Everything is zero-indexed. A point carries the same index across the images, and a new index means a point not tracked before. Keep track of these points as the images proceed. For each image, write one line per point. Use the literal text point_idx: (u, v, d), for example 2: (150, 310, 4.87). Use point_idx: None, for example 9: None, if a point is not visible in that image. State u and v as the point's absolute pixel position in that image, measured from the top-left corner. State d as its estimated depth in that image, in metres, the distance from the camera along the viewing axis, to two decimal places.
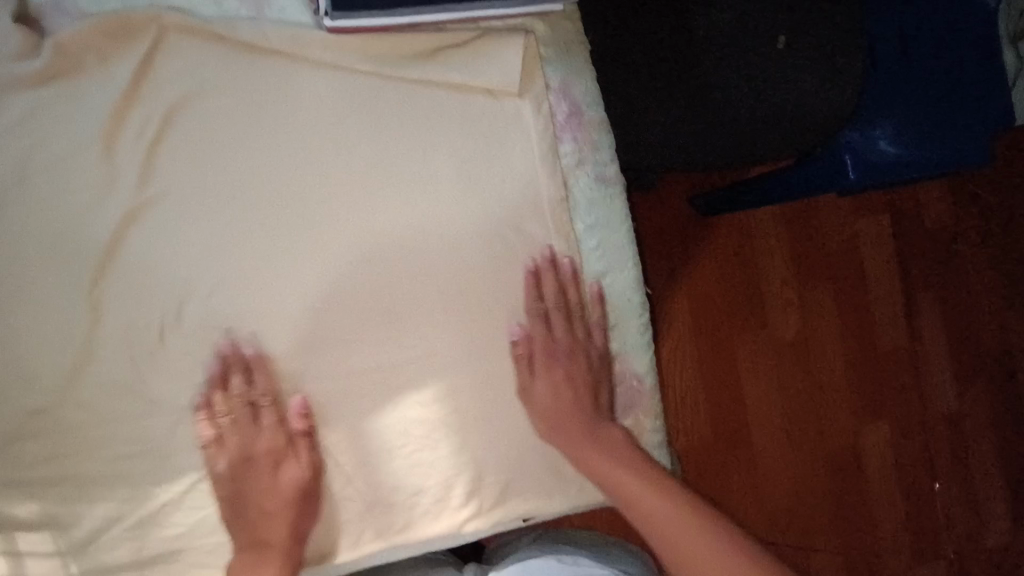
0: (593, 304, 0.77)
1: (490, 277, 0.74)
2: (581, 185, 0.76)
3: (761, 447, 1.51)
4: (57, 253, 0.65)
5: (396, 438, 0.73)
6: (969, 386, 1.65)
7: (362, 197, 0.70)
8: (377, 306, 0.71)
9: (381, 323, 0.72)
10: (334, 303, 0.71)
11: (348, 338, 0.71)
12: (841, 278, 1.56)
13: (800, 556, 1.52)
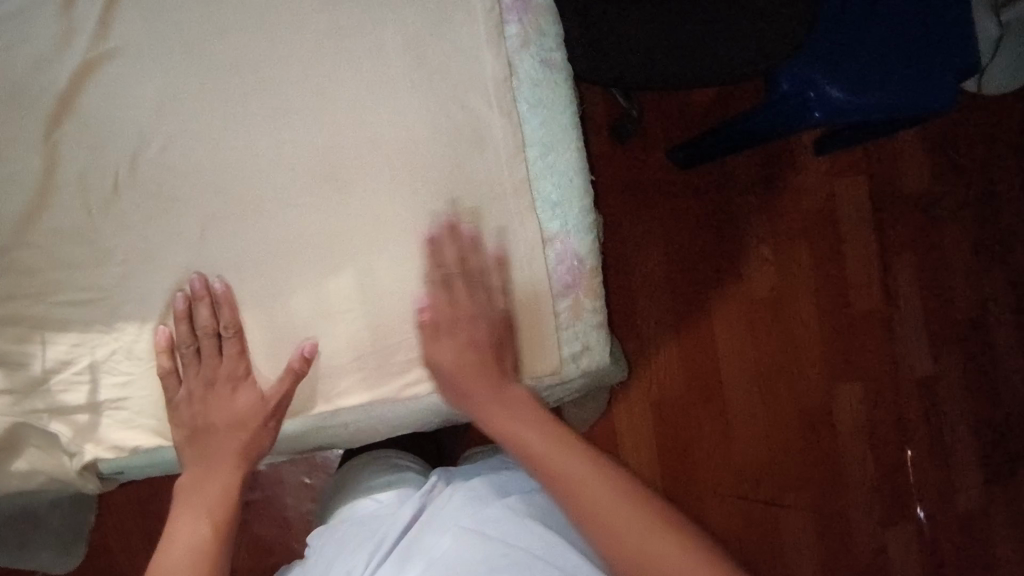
0: (534, 181, 0.79)
1: (434, 151, 0.76)
2: (526, 65, 0.79)
3: (727, 402, 1.52)
4: (15, 99, 0.68)
5: (338, 303, 0.75)
6: (943, 352, 1.65)
7: (313, 65, 0.74)
8: (323, 181, 0.74)
9: (328, 209, 0.75)
10: (281, 181, 0.74)
11: (291, 209, 0.74)
12: (817, 237, 1.56)
13: (760, 510, 1.53)
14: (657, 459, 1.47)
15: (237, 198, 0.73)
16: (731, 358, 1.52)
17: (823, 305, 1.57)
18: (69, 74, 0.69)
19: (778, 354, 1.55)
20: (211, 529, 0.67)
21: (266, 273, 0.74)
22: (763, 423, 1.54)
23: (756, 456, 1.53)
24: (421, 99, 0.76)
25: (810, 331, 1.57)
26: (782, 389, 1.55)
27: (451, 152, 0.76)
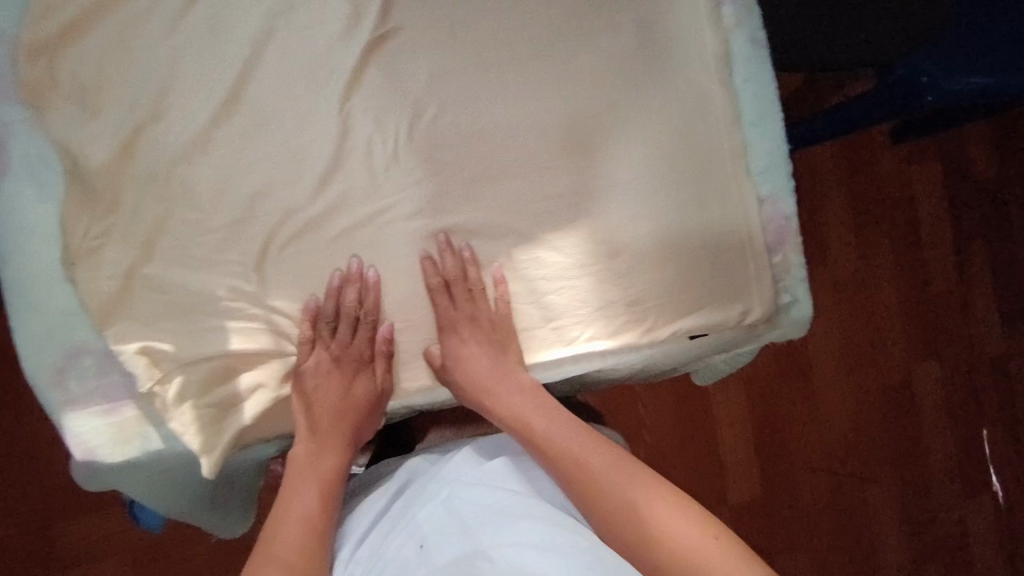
0: (747, 147, 0.88)
1: (663, 121, 0.85)
2: (739, 43, 0.88)
3: (818, 385, 1.59)
4: (309, 74, 0.77)
5: (569, 258, 0.84)
6: (1013, 331, 1.73)
7: (558, 45, 0.83)
8: (560, 150, 0.83)
9: (563, 180, 0.83)
10: (522, 152, 0.82)
11: (530, 176, 0.83)
12: (896, 224, 1.65)
13: (851, 485, 1.61)
14: (751, 436, 1.54)
15: (493, 163, 0.82)
16: (818, 338, 1.60)
17: (900, 286, 1.65)
18: (358, 48, 0.78)
19: (861, 334, 1.62)
20: (275, 513, 0.72)
21: (522, 231, 0.83)
22: (849, 400, 1.61)
23: (845, 436, 1.61)
24: (652, 75, 0.84)
25: (893, 313, 1.64)
26: (865, 368, 1.62)
27: (677, 122, 0.85)
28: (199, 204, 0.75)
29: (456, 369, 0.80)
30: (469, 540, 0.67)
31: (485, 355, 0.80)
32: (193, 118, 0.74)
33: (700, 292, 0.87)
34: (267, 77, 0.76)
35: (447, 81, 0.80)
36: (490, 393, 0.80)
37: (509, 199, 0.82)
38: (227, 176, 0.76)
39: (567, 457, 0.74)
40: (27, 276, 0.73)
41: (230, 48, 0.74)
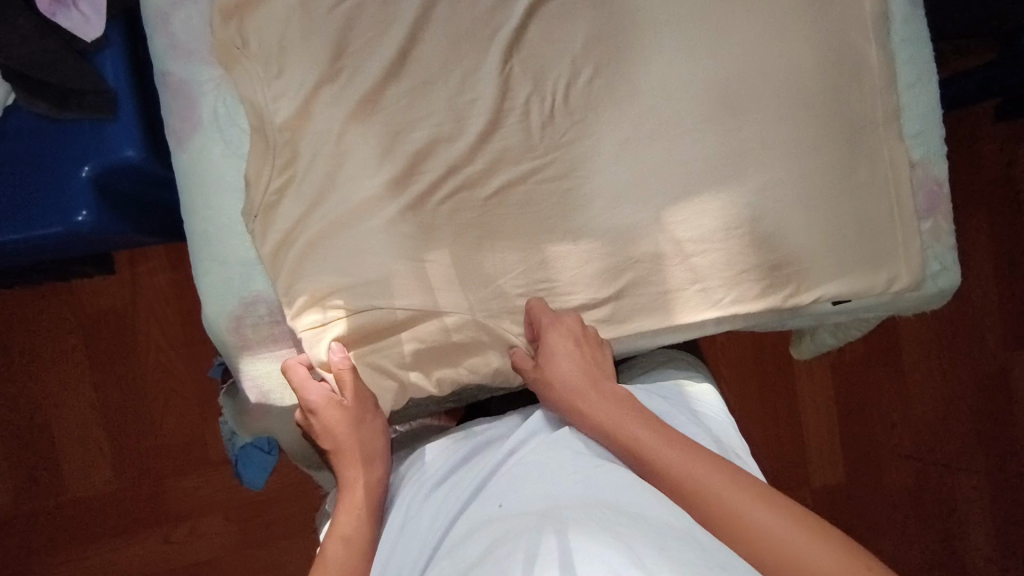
0: (902, 109, 0.87)
1: (819, 81, 0.84)
2: (897, 3, 0.87)
3: (909, 369, 1.53)
4: (475, 35, 0.80)
5: (718, 222, 0.83)
6: None
7: (714, 5, 0.84)
8: (711, 110, 0.83)
9: (712, 141, 0.83)
10: (673, 111, 0.83)
11: (679, 136, 0.83)
12: (995, 203, 1.52)
13: (935, 474, 1.54)
14: (837, 421, 1.51)
15: (646, 122, 0.83)
16: (909, 326, 1.53)
17: (1002, 270, 1.53)
18: (520, 12, 0.81)
19: (955, 321, 1.54)
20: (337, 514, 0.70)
21: (672, 193, 0.83)
22: (939, 388, 1.54)
23: (932, 427, 1.54)
24: (810, 34, 0.84)
25: (990, 299, 1.54)
26: (959, 356, 1.54)
27: (834, 82, 0.84)
28: (365, 158, 0.77)
29: (555, 374, 0.74)
30: (516, 515, 0.56)
31: (576, 370, 0.74)
32: (367, 74, 0.77)
33: (848, 258, 0.85)
34: (435, 37, 0.79)
35: (603, 40, 0.83)
36: (574, 404, 0.72)
37: (659, 158, 0.83)
38: (395, 129, 0.78)
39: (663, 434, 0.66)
40: (212, 228, 0.77)
41: (405, 8, 0.78)
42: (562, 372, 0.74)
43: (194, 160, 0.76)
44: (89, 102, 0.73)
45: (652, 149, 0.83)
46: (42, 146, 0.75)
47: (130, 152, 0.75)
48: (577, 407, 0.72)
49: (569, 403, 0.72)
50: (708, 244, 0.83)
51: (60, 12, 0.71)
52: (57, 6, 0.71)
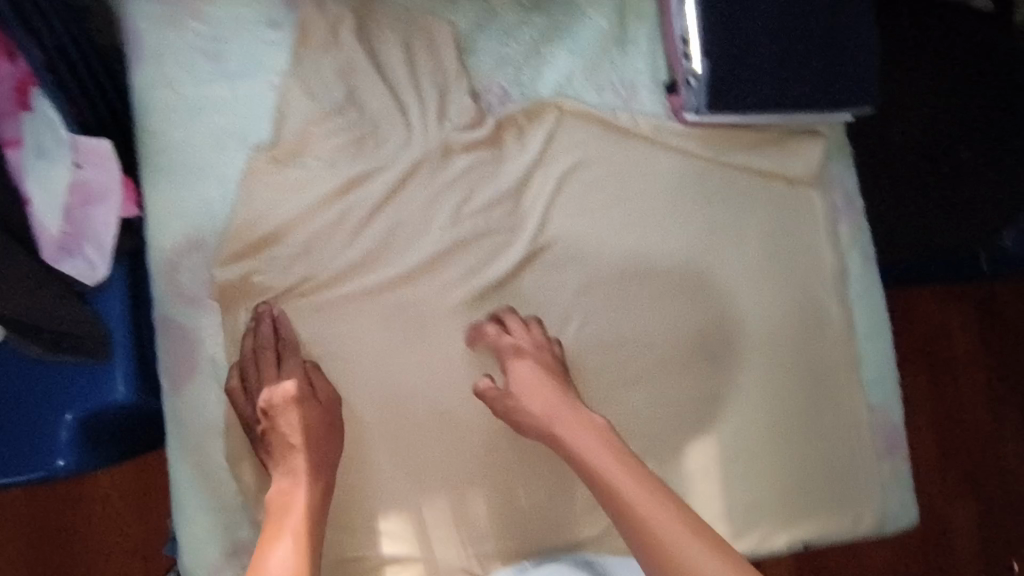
0: (860, 357, 0.95)
1: (784, 333, 0.92)
2: (853, 259, 0.96)
3: None
4: (470, 279, 0.83)
5: (699, 466, 0.87)
6: None
7: (692, 257, 0.91)
8: (689, 356, 0.89)
9: (691, 388, 0.88)
10: (656, 356, 0.88)
11: (660, 379, 0.88)
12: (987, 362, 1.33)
13: None
14: None
15: (631, 368, 0.87)
16: None
17: None
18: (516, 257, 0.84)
19: None
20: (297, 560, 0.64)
21: (657, 435, 0.87)
22: None
23: None
24: (775, 292, 0.92)
25: None
26: None
27: (798, 334, 0.92)
28: (370, 400, 0.79)
29: (524, 394, 0.78)
30: None
31: (546, 399, 0.78)
32: (370, 318, 0.80)
33: (821, 501, 0.89)
34: (433, 284, 0.82)
35: (594, 287, 0.87)
36: (554, 434, 0.77)
37: (643, 402, 0.87)
38: (393, 371, 0.80)
39: (614, 494, 0.71)
40: (198, 475, 0.75)
41: (404, 256, 0.81)
42: (529, 403, 0.78)
43: (188, 408, 0.75)
44: (80, 346, 0.73)
45: (635, 392, 0.87)
46: (31, 386, 0.74)
47: (118, 395, 0.74)
48: (567, 440, 0.76)
49: (551, 438, 0.77)
50: (689, 485, 0.86)
51: (65, 259, 0.72)
52: (62, 254, 0.72)
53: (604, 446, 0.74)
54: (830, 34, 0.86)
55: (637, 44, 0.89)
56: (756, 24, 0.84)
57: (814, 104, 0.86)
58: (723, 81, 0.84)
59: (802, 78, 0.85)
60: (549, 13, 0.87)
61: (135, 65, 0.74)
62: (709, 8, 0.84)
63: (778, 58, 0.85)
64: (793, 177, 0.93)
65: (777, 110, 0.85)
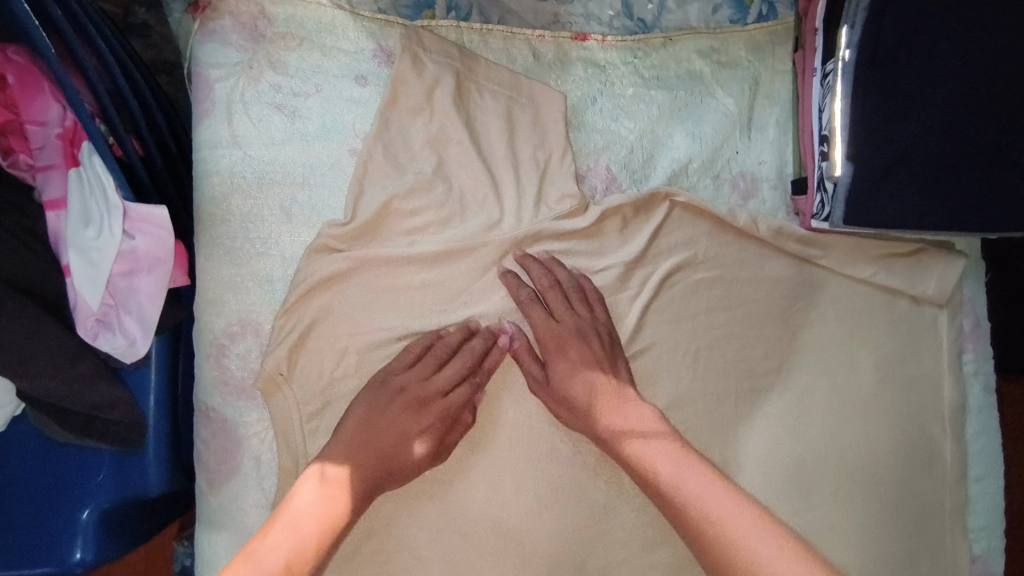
0: (969, 503, 0.84)
1: (889, 470, 0.81)
2: (974, 391, 0.85)
3: None
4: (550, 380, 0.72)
5: None
6: None
7: (794, 374, 0.81)
8: (781, 486, 0.79)
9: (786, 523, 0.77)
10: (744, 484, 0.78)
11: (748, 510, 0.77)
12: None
13: None
14: None
15: None
16: None
17: None
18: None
19: None
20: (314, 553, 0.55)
21: None
22: None
23: None
24: (883, 421, 0.82)
25: None
26: None
27: (904, 471, 0.81)
28: (423, 514, 0.69)
29: (563, 375, 0.69)
30: None
31: (589, 373, 0.68)
32: None
33: None
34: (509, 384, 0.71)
35: (686, 400, 0.77)
36: (616, 433, 0.67)
37: None
38: (448, 483, 0.70)
39: (677, 506, 0.63)
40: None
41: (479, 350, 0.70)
42: (574, 392, 0.68)
43: (223, 505, 0.65)
44: (110, 431, 0.64)
45: None
46: (59, 467, 0.66)
47: (152, 486, 0.66)
48: (627, 434, 0.67)
49: (609, 435, 0.67)
50: None
51: (103, 334, 0.63)
52: (100, 327, 0.63)
53: (671, 454, 0.65)
54: (1007, 145, 0.72)
55: (762, 133, 0.79)
56: (915, 129, 0.72)
57: (966, 225, 0.74)
58: (864, 192, 0.72)
59: (956, 195, 0.73)
60: (670, 86, 0.77)
61: (198, 121, 0.65)
62: (860, 104, 0.72)
63: (935, 169, 0.72)
64: (921, 295, 0.82)
65: (919, 229, 0.74)
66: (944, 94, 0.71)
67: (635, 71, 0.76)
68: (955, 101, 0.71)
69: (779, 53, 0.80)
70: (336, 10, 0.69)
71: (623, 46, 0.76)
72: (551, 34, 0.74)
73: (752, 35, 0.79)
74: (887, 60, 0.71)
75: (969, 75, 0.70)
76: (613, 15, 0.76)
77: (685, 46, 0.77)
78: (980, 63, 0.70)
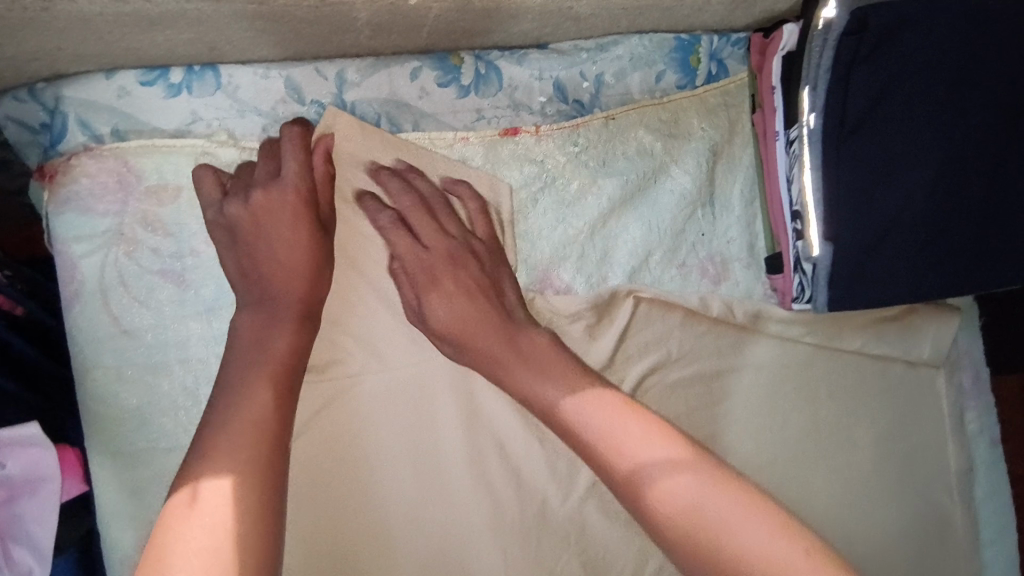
0: (985, 569, 0.79)
1: (903, 551, 0.75)
2: (978, 449, 0.79)
3: None
4: (532, 530, 0.63)
5: None
6: None
7: (795, 463, 0.72)
8: None
9: None
10: None
11: None
12: None
13: None
14: None
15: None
16: None
17: None
18: (582, 501, 0.64)
19: None
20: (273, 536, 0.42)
21: None
22: None
23: None
24: (893, 498, 0.75)
25: None
26: None
27: (918, 549, 0.75)
28: None
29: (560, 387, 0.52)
30: None
31: (571, 379, 0.53)
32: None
33: None
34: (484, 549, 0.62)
35: None
36: (642, 467, 0.46)
37: None
38: None
39: (715, 553, 0.43)
40: None
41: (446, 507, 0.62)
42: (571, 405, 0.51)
43: None
44: None
45: None
46: None
47: None
48: (622, 444, 0.48)
49: (633, 471, 0.47)
50: None
51: None
52: None
53: (684, 462, 0.46)
54: (996, 201, 0.64)
55: (726, 207, 0.71)
56: (899, 198, 0.63)
57: (962, 289, 0.66)
58: (850, 275, 0.64)
59: (948, 262, 0.65)
60: (620, 170, 0.67)
61: (67, 307, 0.54)
62: (835, 175, 0.63)
63: (925, 239, 0.64)
64: (914, 359, 0.76)
65: (913, 301, 0.66)
66: (927, 158, 0.62)
67: (576, 159, 0.66)
68: (939, 163, 0.62)
69: (735, 115, 0.71)
70: (217, 147, 0.57)
71: (561, 132, 0.65)
72: (475, 135, 0.63)
73: (704, 99, 0.70)
74: (864, 123, 0.62)
75: (950, 135, 0.62)
76: (545, 101, 0.65)
77: (631, 121, 0.67)
78: (963, 121, 0.62)
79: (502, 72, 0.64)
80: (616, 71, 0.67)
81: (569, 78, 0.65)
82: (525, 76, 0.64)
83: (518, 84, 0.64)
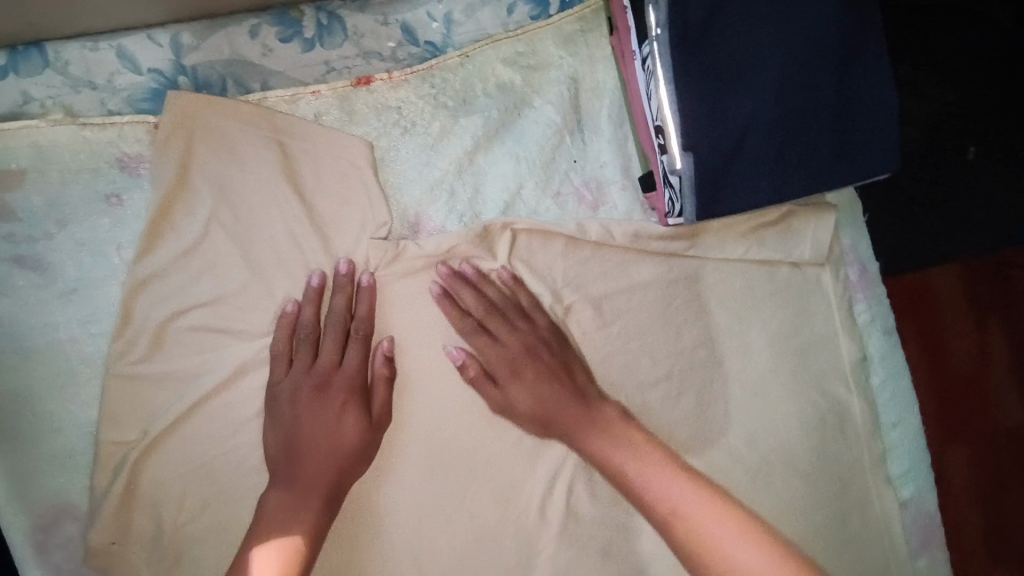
0: (889, 451, 0.83)
1: (804, 441, 0.78)
2: (873, 339, 0.83)
3: None
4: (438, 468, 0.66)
5: None
6: None
7: (692, 371, 0.75)
8: None
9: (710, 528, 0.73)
10: None
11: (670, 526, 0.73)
12: None
13: None
14: None
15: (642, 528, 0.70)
16: None
17: None
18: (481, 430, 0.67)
19: None
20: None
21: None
22: None
23: None
24: (789, 393, 0.78)
25: None
26: None
27: (818, 437, 0.79)
28: None
29: (518, 389, 0.64)
30: None
31: (542, 374, 0.64)
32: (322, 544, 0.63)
33: None
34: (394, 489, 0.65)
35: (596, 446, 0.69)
36: (624, 467, 0.61)
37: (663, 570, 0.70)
38: None
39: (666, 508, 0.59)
40: None
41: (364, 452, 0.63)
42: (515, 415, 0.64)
43: None
44: None
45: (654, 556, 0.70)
46: None
47: None
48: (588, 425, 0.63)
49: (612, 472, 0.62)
50: None
51: None
52: None
53: (638, 455, 0.62)
54: (842, 94, 0.66)
55: (595, 133, 0.72)
56: (747, 100, 0.64)
57: (822, 184, 0.68)
58: (710, 181, 0.65)
59: (807, 159, 0.67)
60: (480, 107, 0.68)
61: None
62: (687, 85, 0.64)
63: (780, 138, 0.66)
64: (798, 259, 0.78)
65: (777, 201, 0.68)
66: (770, 58, 0.64)
67: (434, 100, 0.67)
68: (783, 63, 0.64)
69: (594, 41, 0.72)
70: (58, 125, 0.61)
71: (417, 76, 0.67)
72: (327, 87, 0.65)
73: (560, 27, 0.70)
74: (709, 29, 0.63)
75: (788, 33, 0.64)
76: (395, 46, 0.67)
77: (486, 57, 0.69)
78: (798, 19, 0.64)
79: (347, 22, 0.65)
80: (466, 8, 0.68)
81: (417, 21, 0.67)
82: (370, 23, 0.66)
83: (365, 32, 0.66)
